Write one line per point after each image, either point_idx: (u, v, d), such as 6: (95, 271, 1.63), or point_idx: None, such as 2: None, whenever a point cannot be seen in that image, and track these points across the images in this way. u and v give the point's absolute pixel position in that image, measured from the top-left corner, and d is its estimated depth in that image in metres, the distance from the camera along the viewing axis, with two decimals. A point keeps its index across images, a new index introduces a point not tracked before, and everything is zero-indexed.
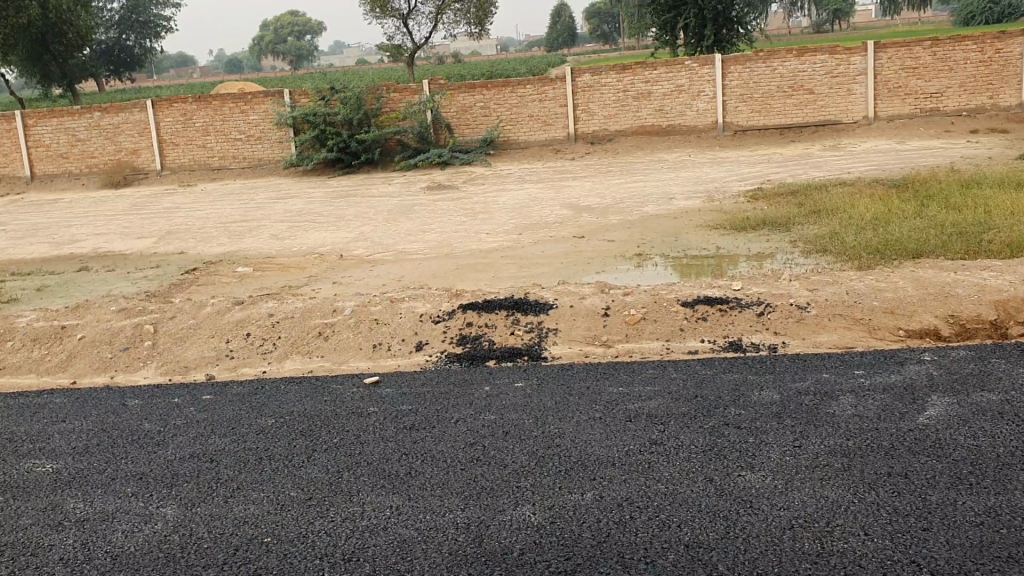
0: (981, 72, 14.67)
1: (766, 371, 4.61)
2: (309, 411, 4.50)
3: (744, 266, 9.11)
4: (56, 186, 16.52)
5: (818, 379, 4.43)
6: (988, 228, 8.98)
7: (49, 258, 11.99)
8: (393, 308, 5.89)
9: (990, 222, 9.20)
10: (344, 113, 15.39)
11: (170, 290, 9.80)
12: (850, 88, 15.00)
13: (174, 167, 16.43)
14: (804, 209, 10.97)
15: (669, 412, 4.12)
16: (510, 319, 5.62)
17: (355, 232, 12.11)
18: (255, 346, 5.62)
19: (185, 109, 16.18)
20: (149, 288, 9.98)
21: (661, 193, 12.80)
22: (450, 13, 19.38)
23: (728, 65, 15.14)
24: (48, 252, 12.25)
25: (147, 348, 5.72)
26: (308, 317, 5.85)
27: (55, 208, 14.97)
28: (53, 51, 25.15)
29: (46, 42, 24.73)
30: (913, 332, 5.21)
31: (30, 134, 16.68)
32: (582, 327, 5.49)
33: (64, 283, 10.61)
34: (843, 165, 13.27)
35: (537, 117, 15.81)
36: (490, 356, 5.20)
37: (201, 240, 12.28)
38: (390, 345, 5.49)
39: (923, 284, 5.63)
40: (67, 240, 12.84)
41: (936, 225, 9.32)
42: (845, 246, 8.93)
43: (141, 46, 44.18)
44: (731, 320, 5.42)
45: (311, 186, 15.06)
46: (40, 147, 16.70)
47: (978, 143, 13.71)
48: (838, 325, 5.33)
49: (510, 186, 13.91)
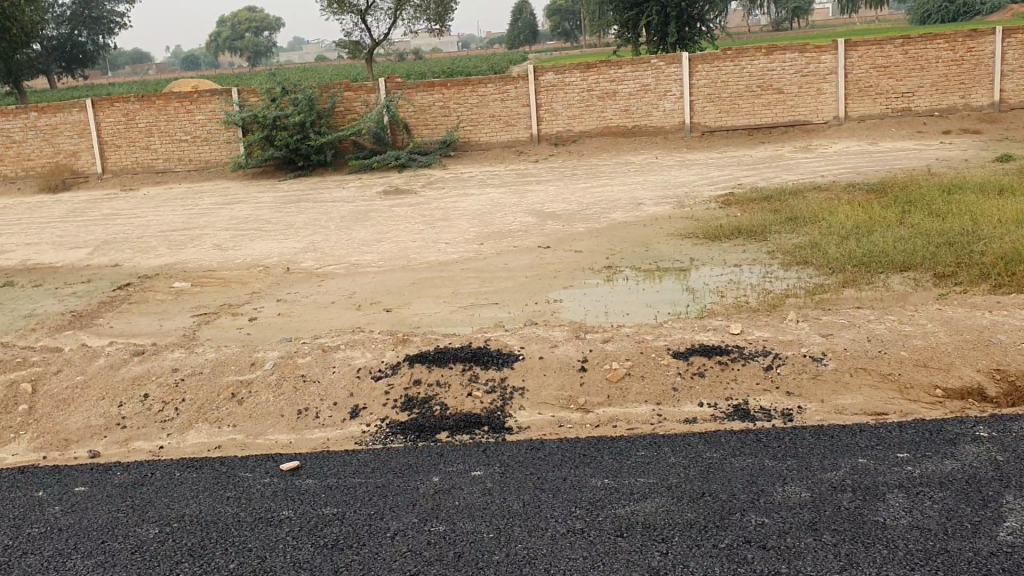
0: (953, 71, 13.95)
1: (787, 454, 3.66)
2: (207, 518, 3.48)
3: (717, 279, 8.17)
4: None
5: (854, 468, 3.50)
6: (978, 237, 8.14)
7: None
8: (324, 361, 4.89)
9: (977, 229, 8.40)
10: (296, 115, 14.24)
11: (99, 310, 8.68)
12: (820, 87, 14.19)
13: (116, 170, 15.21)
14: (781, 216, 10.08)
15: (670, 522, 3.17)
16: (467, 375, 4.62)
17: (305, 241, 11.05)
18: (152, 414, 4.58)
19: (127, 108, 14.95)
20: (75, 307, 8.85)
21: (628, 197, 11.90)
22: (409, 10, 17.91)
23: (695, 63, 14.27)
24: None
25: (21, 414, 4.64)
26: (220, 374, 4.84)
27: None
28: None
29: None
30: (953, 391, 4.30)
31: None
32: (553, 385, 4.53)
33: None
34: (817, 168, 12.44)
35: (498, 118, 14.83)
36: (440, 427, 4.22)
37: (138, 250, 11.14)
38: (319, 411, 4.49)
39: (955, 332, 4.73)
40: None
41: (920, 234, 8.50)
42: (828, 256, 8.00)
43: (93, 42, 42.64)
44: (732, 377, 4.48)
45: (260, 190, 13.95)
46: None
47: (953, 144, 12.96)
48: (863, 383, 4.40)
49: (471, 191, 12.91)
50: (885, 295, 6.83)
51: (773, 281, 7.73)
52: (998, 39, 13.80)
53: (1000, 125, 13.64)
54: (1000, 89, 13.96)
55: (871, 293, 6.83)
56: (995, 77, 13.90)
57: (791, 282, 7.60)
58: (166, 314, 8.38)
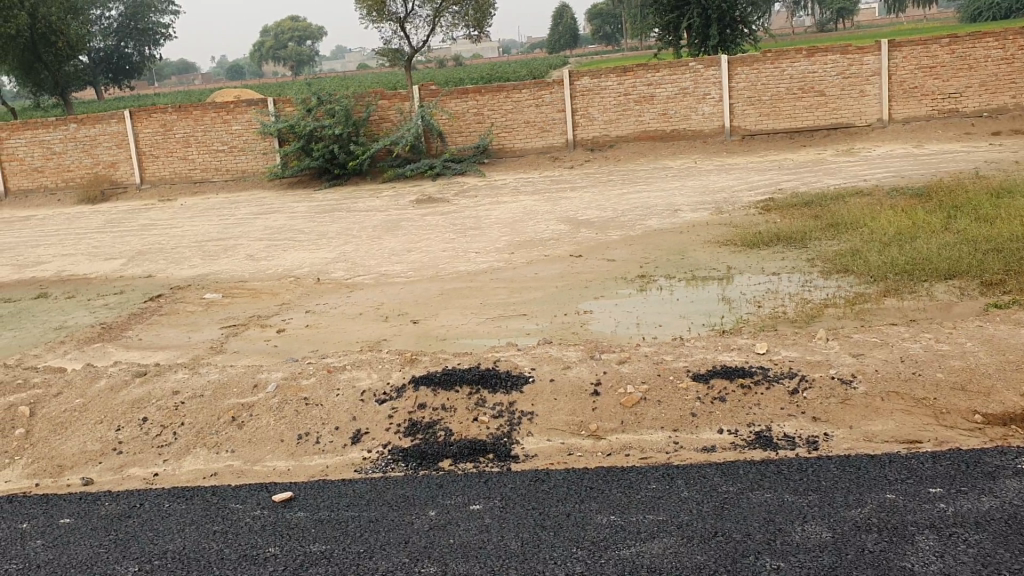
0: (1003, 70, 13.46)
1: (809, 488, 3.39)
2: (190, 554, 3.30)
3: (755, 289, 7.86)
4: (31, 201, 15.33)
5: (881, 504, 3.22)
6: None
7: (7, 283, 10.80)
8: (328, 383, 4.71)
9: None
10: (332, 125, 14.14)
11: (129, 321, 8.60)
12: (863, 89, 13.78)
13: (154, 180, 15.22)
14: (822, 222, 9.72)
15: (678, 566, 2.92)
16: (474, 398, 4.41)
17: (336, 251, 10.92)
18: (150, 438, 4.44)
19: (165, 119, 14.96)
20: (104, 318, 8.78)
21: (664, 204, 11.60)
22: (448, 17, 17.70)
23: (733, 66, 13.95)
24: (8, 276, 11.06)
25: (19, 440, 4.52)
26: (221, 397, 4.68)
27: (24, 226, 13.76)
28: (45, 61, 23.79)
29: (37, 53, 23.36)
30: (993, 417, 3.99)
31: (3, 148, 15.50)
32: (565, 410, 4.30)
33: (16, 313, 9.40)
34: (860, 172, 12.04)
35: (534, 124, 14.60)
36: (443, 454, 4.01)
37: (171, 261, 11.09)
38: (319, 437, 4.30)
39: (999, 353, 4.42)
40: (31, 262, 11.66)
41: (967, 240, 8.11)
42: (869, 264, 7.64)
43: (139, 53, 43.17)
44: (755, 402, 4.21)
45: (295, 199, 13.86)
46: (15, 161, 15.53)
47: (1001, 146, 12.49)
48: (895, 408, 4.11)
49: (504, 198, 12.70)
50: (930, 306, 6.54)
51: (811, 291, 7.39)
52: None
53: None
54: None
55: (914, 305, 6.49)
56: None
57: (831, 291, 7.26)
58: (195, 325, 8.25)
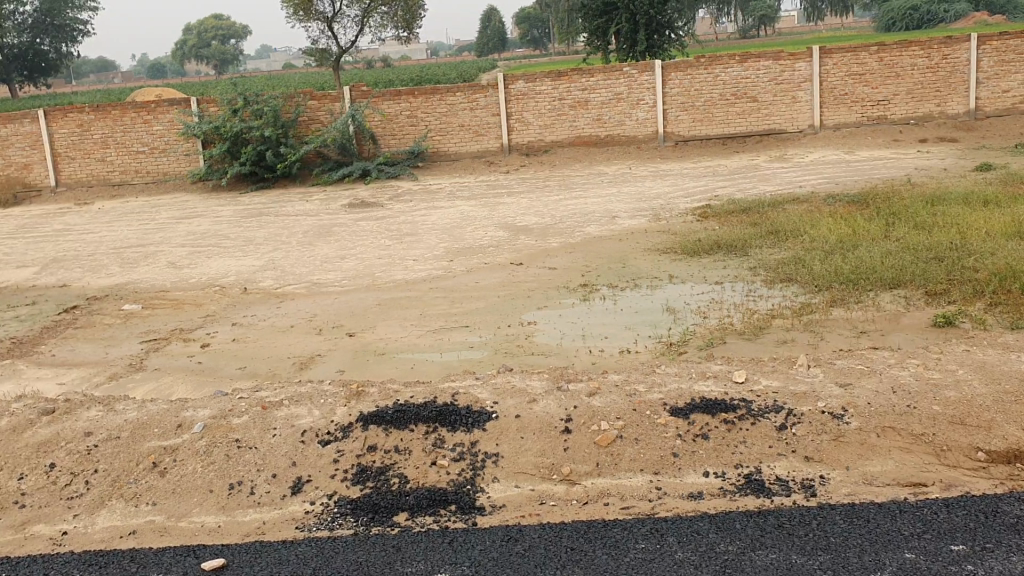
0: (929, 78, 13.49)
1: (819, 548, 3.01)
2: None
3: (698, 298, 7.40)
4: None
5: (903, 567, 2.86)
6: (968, 253, 7.46)
7: None
8: (264, 422, 4.20)
9: (967, 245, 7.70)
10: (259, 127, 13.46)
11: (41, 335, 7.87)
12: (795, 95, 13.67)
13: (70, 183, 14.32)
14: (760, 229, 9.45)
15: None
16: (431, 439, 3.95)
17: (265, 258, 10.30)
18: (58, 488, 3.87)
19: (82, 119, 14.09)
20: (13, 332, 8.03)
21: (602, 210, 11.26)
22: (377, 17, 17.11)
23: (668, 72, 13.69)
24: None
25: None
26: (142, 439, 4.13)
27: None
28: None
29: None
30: (997, 454, 3.68)
31: None
32: (533, 450, 3.87)
33: None
34: (795, 178, 11.86)
35: (468, 127, 14.14)
36: (398, 508, 3.55)
37: (88, 269, 10.33)
38: (255, 486, 3.79)
39: (990, 383, 4.12)
40: None
41: (906, 249, 7.82)
42: (813, 272, 7.27)
43: (57, 51, 41.49)
44: (741, 439, 3.84)
45: (220, 203, 13.17)
46: None
47: (930, 153, 12.49)
48: (892, 445, 3.78)
49: (439, 203, 12.25)
50: (876, 315, 6.10)
51: (755, 299, 6.99)
52: (973, 46, 13.38)
53: (976, 133, 13.21)
54: (975, 97, 13.55)
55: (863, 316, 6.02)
56: (970, 84, 13.49)
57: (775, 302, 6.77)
58: (113, 339, 7.58)
